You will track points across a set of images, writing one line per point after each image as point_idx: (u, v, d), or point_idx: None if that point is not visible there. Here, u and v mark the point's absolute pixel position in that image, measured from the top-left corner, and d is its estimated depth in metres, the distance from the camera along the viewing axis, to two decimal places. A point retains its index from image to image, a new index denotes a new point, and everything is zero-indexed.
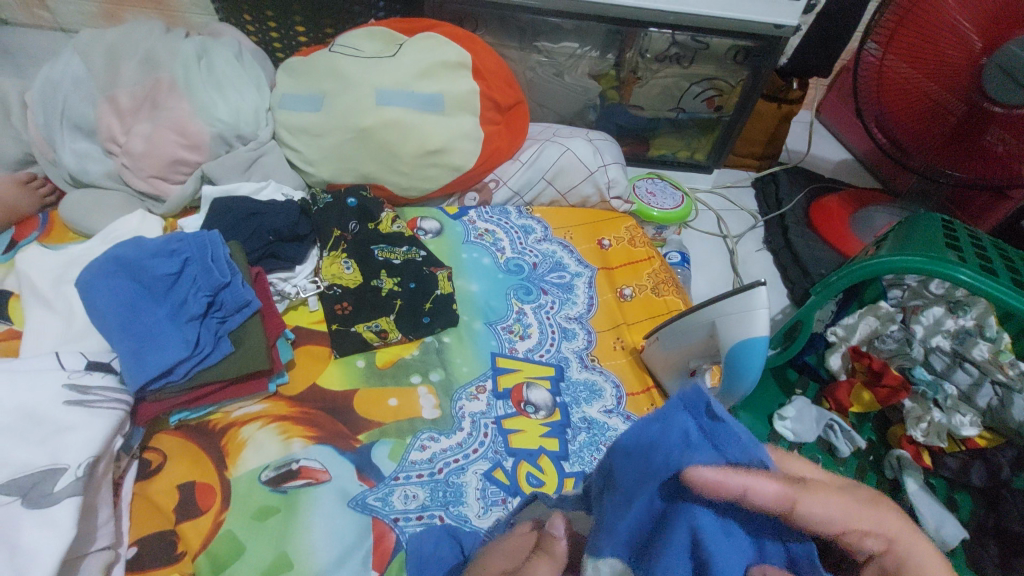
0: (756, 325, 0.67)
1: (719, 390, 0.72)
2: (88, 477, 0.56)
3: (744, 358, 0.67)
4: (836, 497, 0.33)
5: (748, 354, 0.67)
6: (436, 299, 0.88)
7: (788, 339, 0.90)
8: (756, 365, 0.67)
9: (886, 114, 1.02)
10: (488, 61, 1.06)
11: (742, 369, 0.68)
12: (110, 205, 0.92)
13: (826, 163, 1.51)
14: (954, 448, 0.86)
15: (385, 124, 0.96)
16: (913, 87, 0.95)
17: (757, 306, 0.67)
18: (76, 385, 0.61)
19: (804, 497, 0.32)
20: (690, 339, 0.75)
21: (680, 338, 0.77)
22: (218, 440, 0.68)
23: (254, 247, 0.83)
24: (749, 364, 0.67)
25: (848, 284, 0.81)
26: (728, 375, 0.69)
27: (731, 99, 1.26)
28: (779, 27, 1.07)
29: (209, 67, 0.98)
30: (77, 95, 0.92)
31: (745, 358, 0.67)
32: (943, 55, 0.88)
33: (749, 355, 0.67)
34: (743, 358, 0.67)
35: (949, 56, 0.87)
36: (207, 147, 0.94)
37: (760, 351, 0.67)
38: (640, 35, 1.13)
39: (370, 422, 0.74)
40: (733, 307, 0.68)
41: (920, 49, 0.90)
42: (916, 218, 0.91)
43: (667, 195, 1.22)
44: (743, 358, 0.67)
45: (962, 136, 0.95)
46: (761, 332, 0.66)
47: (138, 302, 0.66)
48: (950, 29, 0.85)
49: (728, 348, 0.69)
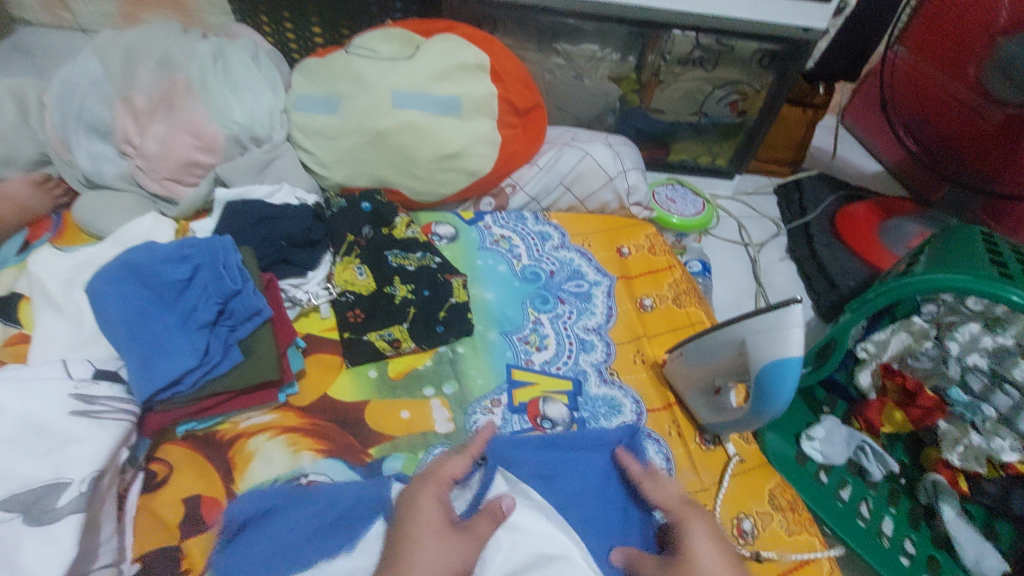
0: (790, 345, 0.63)
1: (749, 411, 0.69)
2: (92, 492, 0.54)
3: (776, 378, 0.64)
4: None
5: (781, 376, 0.64)
6: (451, 308, 0.85)
7: (821, 358, 0.87)
8: (789, 385, 0.64)
9: (913, 119, 1.07)
10: (507, 64, 1.04)
11: (772, 390, 0.65)
12: (123, 207, 0.91)
13: (852, 170, 1.46)
14: (994, 474, 0.81)
15: (400, 127, 0.94)
16: (940, 90, 1.01)
17: (790, 325, 0.63)
18: (83, 395, 0.59)
19: None
20: (718, 357, 0.72)
21: (707, 354, 0.74)
22: (226, 451, 0.67)
23: (267, 252, 0.81)
24: (783, 384, 0.64)
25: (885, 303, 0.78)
26: (758, 397, 0.66)
27: (755, 104, 1.22)
28: (808, 31, 1.04)
29: (225, 68, 0.96)
30: (94, 95, 0.91)
31: (776, 377, 0.64)
32: (971, 51, 0.93)
33: (782, 375, 0.64)
34: (773, 377, 0.65)
35: (973, 49, 0.93)
36: (222, 149, 0.93)
37: (794, 371, 0.64)
38: (662, 37, 1.09)
39: (382, 435, 0.72)
40: (764, 325, 0.65)
41: (942, 47, 0.97)
42: (954, 231, 0.87)
43: (687, 202, 1.19)
44: (775, 377, 0.64)
45: (1001, 139, 0.96)
46: (795, 353, 0.63)
47: (149, 309, 0.64)
48: (980, 23, 0.89)
49: (759, 368, 0.66)
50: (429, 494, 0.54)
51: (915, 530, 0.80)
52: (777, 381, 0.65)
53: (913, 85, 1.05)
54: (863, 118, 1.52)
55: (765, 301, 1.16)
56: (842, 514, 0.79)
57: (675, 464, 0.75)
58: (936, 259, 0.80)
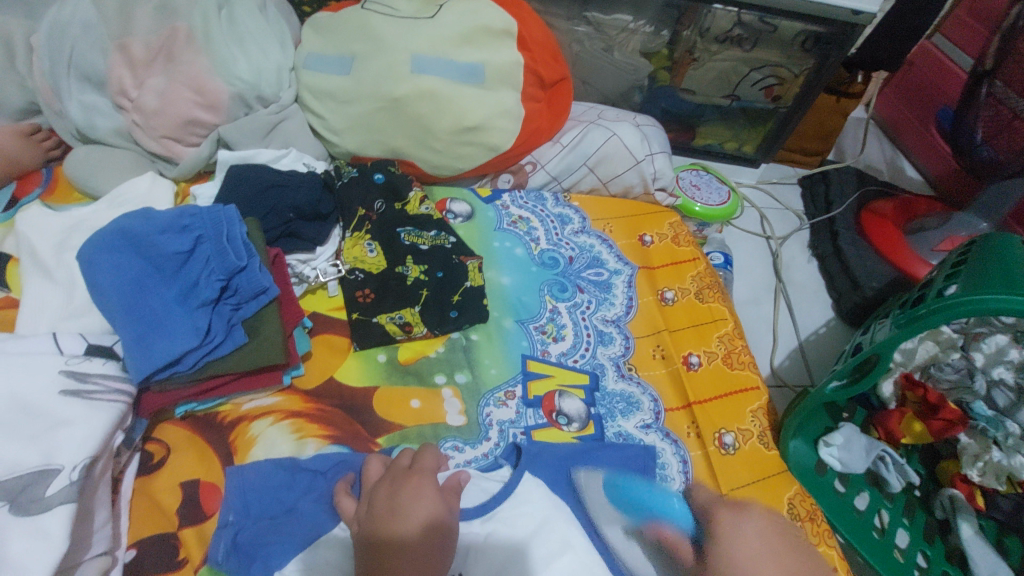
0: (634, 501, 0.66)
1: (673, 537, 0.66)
2: (83, 480, 0.51)
3: (627, 499, 0.66)
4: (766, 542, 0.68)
5: (641, 504, 0.67)
6: (465, 292, 0.81)
7: (859, 372, 0.75)
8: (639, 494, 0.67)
9: (960, 121, 1.06)
10: (535, 31, 0.97)
11: (655, 508, 0.67)
12: (119, 165, 0.85)
13: (879, 165, 1.40)
14: (1010, 490, 0.78)
15: (419, 94, 0.87)
16: (989, 93, 0.99)
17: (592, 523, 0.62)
18: (74, 372, 0.56)
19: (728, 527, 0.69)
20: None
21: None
22: (227, 434, 0.64)
23: (272, 225, 0.75)
24: (646, 494, 0.67)
25: (940, 321, 0.67)
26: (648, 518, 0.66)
27: (791, 89, 1.15)
28: (858, 13, 0.96)
29: (230, 18, 0.88)
30: (86, 41, 0.83)
31: (635, 494, 0.67)
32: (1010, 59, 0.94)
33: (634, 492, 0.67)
34: (628, 494, 0.67)
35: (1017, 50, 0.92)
36: (226, 108, 0.87)
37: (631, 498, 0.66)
38: (702, 12, 1.02)
39: (390, 424, 0.69)
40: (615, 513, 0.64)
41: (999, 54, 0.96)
42: (988, 239, 0.78)
43: (712, 190, 1.14)
44: (624, 497, 0.66)
45: None
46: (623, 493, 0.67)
47: (145, 281, 0.60)
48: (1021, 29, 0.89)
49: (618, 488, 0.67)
50: (413, 482, 0.55)
51: (929, 545, 0.79)
52: (662, 512, 0.67)
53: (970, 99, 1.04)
54: (893, 111, 1.44)
55: (784, 298, 1.14)
56: (858, 525, 0.77)
57: (692, 470, 0.72)
58: (968, 271, 0.72)
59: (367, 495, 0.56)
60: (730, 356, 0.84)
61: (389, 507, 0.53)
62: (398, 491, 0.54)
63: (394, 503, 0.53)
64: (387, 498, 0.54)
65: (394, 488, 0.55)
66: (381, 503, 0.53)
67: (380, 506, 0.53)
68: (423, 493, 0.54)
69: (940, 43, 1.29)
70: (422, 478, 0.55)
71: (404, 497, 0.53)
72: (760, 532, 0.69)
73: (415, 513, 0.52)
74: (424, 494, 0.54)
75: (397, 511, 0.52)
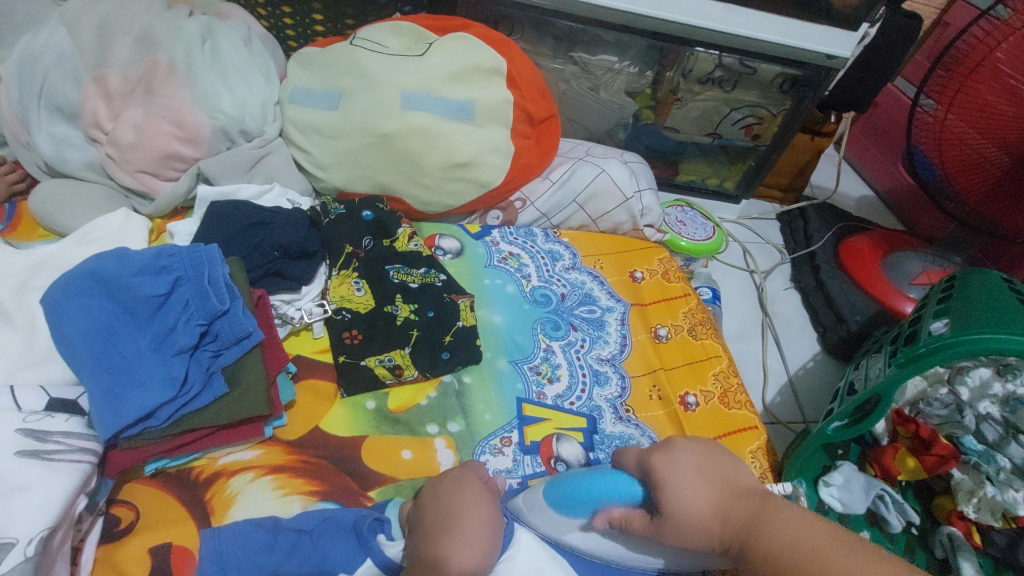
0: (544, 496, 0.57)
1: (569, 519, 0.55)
2: (40, 556, 0.46)
3: (574, 499, 0.55)
4: (690, 451, 0.54)
5: (584, 499, 0.55)
6: (457, 332, 0.78)
7: (860, 412, 0.76)
8: (587, 498, 0.54)
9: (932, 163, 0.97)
10: (523, 69, 0.97)
11: (604, 494, 0.54)
12: (90, 201, 0.80)
13: (852, 199, 1.46)
14: (1005, 526, 0.77)
15: (409, 130, 0.86)
16: (963, 142, 0.91)
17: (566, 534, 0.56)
18: (33, 431, 0.51)
19: (656, 458, 0.54)
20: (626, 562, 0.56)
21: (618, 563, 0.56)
22: (202, 491, 0.59)
23: (255, 264, 0.72)
24: (588, 484, 0.55)
25: (943, 362, 0.67)
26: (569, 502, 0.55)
27: (770, 128, 1.19)
28: (831, 58, 1.01)
29: (214, 51, 0.86)
30: (61, 72, 0.80)
31: (577, 487, 0.55)
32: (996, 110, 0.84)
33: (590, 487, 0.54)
34: (570, 495, 0.55)
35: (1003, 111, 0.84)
36: (207, 142, 0.83)
37: (575, 497, 0.55)
38: (684, 54, 1.05)
39: (382, 477, 0.65)
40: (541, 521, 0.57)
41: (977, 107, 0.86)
42: (967, 277, 0.80)
43: (698, 225, 1.16)
44: (569, 497, 0.55)
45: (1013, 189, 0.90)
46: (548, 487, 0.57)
47: (117, 327, 0.56)
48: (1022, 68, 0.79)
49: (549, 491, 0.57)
50: (450, 475, 0.58)
51: None
52: (601, 492, 0.54)
53: (938, 140, 0.93)
54: (861, 151, 1.50)
55: (770, 333, 1.14)
56: None
57: None
58: (956, 310, 0.73)
59: (417, 495, 0.58)
60: (726, 396, 0.83)
61: (434, 494, 0.55)
62: (440, 485, 0.57)
63: (437, 491, 0.56)
64: (431, 493, 0.56)
65: (438, 481, 0.58)
66: (426, 494, 0.56)
67: (425, 497, 0.56)
68: (470, 482, 0.57)
69: (902, 86, 1.35)
70: (463, 470, 0.59)
71: (447, 485, 0.56)
72: (692, 464, 0.52)
73: (453, 501, 0.54)
74: (465, 479, 0.57)
75: (440, 499, 0.54)
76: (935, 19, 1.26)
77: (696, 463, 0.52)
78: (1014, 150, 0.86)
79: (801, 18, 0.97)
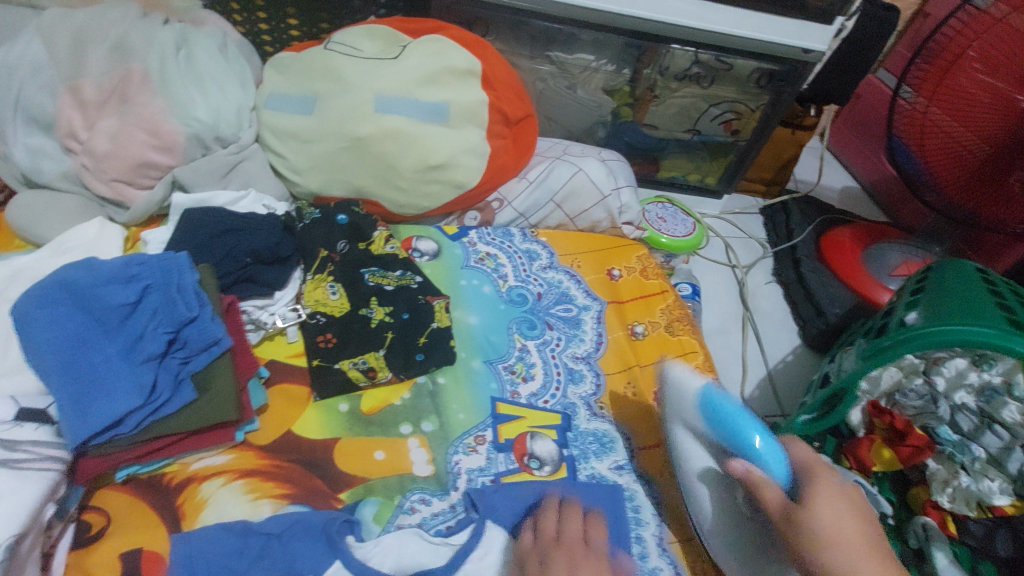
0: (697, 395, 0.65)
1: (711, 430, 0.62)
2: (9, 562, 0.47)
3: (719, 418, 0.61)
4: (843, 502, 0.53)
5: (724, 424, 0.61)
6: (432, 333, 0.79)
7: (828, 405, 0.77)
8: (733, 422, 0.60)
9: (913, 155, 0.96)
10: (498, 70, 0.97)
11: (733, 436, 0.59)
12: (66, 210, 0.81)
13: (834, 191, 1.46)
14: (981, 515, 0.78)
15: (383, 133, 0.87)
16: (942, 133, 0.90)
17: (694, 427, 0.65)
18: (2, 440, 0.52)
19: (817, 473, 0.56)
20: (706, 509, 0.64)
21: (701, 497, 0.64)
22: (174, 497, 0.60)
23: (227, 270, 0.73)
24: (731, 413, 0.60)
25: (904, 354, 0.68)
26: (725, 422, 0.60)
27: (749, 123, 1.19)
28: (807, 52, 1.01)
29: (188, 58, 0.87)
30: (34, 83, 0.80)
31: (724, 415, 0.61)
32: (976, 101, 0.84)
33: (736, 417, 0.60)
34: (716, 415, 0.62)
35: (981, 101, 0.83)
36: (182, 149, 0.84)
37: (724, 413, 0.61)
38: (661, 52, 1.06)
39: (353, 478, 0.66)
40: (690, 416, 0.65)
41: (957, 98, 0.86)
42: (941, 268, 0.80)
43: (678, 221, 1.16)
44: (718, 415, 0.61)
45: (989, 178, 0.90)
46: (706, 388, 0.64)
47: (85, 337, 0.56)
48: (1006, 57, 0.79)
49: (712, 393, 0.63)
50: None
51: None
52: (735, 428, 0.59)
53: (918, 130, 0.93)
54: (845, 143, 1.50)
55: (751, 327, 1.15)
56: None
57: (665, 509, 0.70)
58: (926, 302, 0.73)
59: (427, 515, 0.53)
60: None
61: None
62: None
63: None
64: None
65: None
66: None
67: None
68: None
69: (884, 77, 1.35)
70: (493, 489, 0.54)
71: None
72: (837, 502, 0.52)
73: None
74: None
75: None
76: (915, 9, 1.26)
77: (845, 507, 0.52)
78: (993, 140, 0.86)
79: (773, 12, 0.98)
